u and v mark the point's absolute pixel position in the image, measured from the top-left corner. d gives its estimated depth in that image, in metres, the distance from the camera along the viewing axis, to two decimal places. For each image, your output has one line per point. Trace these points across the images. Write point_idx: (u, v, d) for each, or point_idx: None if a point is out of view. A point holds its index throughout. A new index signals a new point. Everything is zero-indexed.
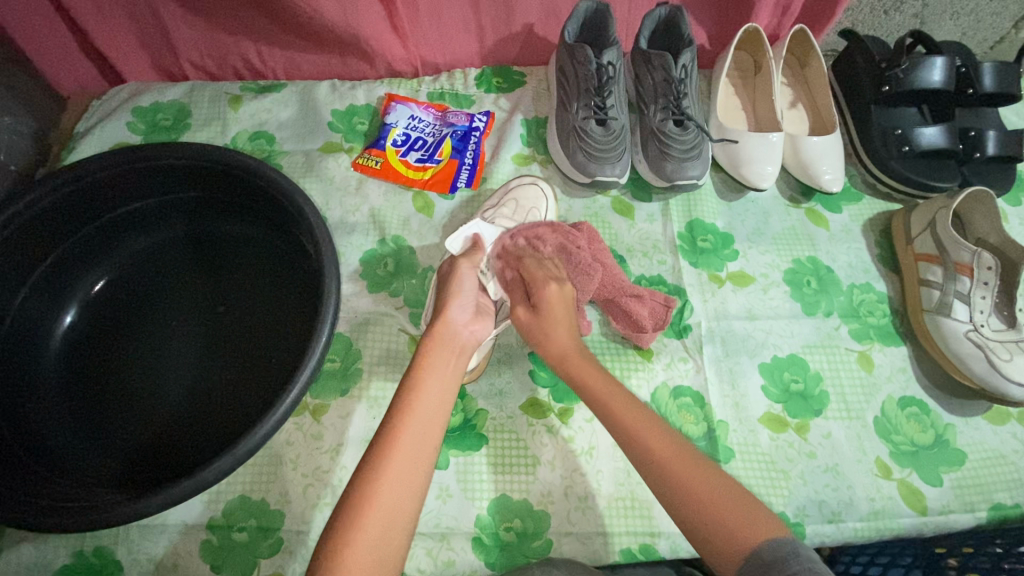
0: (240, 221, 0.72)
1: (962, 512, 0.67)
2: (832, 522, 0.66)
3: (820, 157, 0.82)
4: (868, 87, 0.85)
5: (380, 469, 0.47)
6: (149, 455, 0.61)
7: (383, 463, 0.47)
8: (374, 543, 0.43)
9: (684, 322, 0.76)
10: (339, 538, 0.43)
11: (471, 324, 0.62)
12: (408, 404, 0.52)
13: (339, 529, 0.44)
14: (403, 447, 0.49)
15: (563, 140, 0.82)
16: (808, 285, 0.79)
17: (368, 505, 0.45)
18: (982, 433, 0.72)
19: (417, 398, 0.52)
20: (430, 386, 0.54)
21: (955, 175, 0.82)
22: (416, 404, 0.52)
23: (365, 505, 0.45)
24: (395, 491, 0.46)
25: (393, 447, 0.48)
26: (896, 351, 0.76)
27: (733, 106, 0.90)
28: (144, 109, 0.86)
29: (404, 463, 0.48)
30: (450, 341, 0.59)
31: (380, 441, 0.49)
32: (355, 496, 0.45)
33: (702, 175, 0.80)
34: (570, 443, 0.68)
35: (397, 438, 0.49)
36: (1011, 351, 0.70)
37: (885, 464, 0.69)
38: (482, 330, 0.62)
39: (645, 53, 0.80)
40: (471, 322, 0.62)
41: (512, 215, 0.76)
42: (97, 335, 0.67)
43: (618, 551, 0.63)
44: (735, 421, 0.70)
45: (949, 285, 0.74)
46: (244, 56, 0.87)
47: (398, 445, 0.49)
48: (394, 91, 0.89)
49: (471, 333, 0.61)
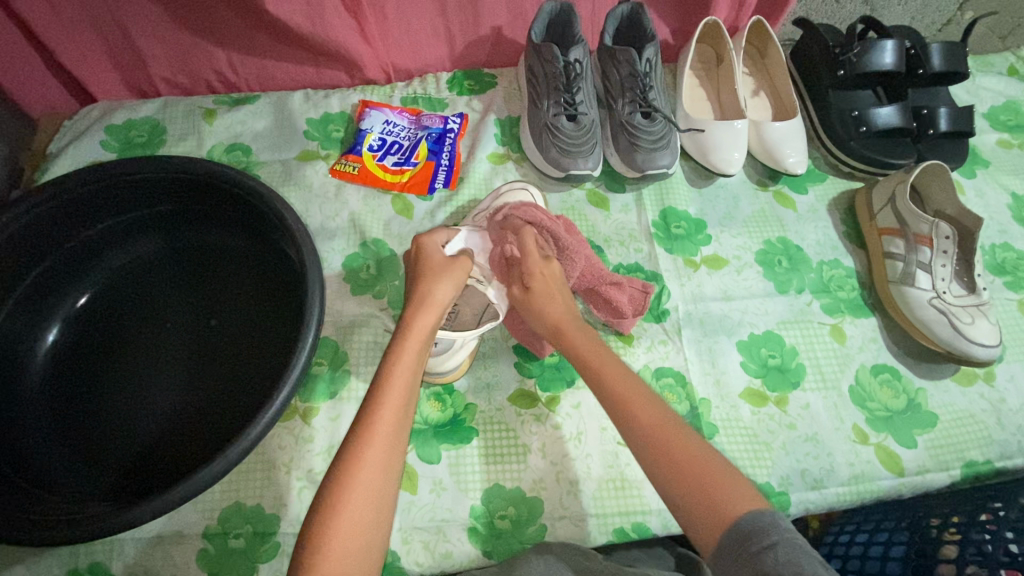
0: (222, 231, 0.72)
1: (937, 471, 0.70)
2: (815, 489, 0.69)
3: (784, 141, 0.86)
4: (823, 71, 0.89)
5: (363, 449, 0.49)
6: (142, 468, 0.61)
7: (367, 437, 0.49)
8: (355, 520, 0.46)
9: (663, 306, 0.78)
10: (324, 515, 0.45)
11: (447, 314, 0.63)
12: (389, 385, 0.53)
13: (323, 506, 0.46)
14: (385, 420, 0.51)
15: (536, 137, 0.84)
16: (779, 265, 0.82)
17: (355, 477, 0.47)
18: (951, 395, 0.75)
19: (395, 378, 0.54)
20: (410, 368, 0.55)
21: (911, 152, 0.86)
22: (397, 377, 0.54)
23: (349, 485, 0.47)
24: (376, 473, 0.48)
25: (374, 429, 0.50)
26: (866, 322, 0.79)
27: (699, 97, 0.93)
28: (117, 126, 0.86)
29: (383, 444, 0.49)
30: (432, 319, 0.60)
31: (361, 423, 0.50)
32: (341, 468, 0.48)
33: (672, 164, 0.83)
34: (559, 430, 0.69)
35: (378, 420, 0.50)
36: (973, 315, 0.74)
37: (862, 430, 0.72)
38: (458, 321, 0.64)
39: (610, 49, 0.83)
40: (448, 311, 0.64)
41: None
42: (83, 351, 0.67)
43: (612, 531, 0.65)
44: (717, 398, 0.73)
45: (911, 256, 0.77)
46: (217, 69, 0.88)
47: (379, 427, 0.50)
48: (368, 98, 0.90)
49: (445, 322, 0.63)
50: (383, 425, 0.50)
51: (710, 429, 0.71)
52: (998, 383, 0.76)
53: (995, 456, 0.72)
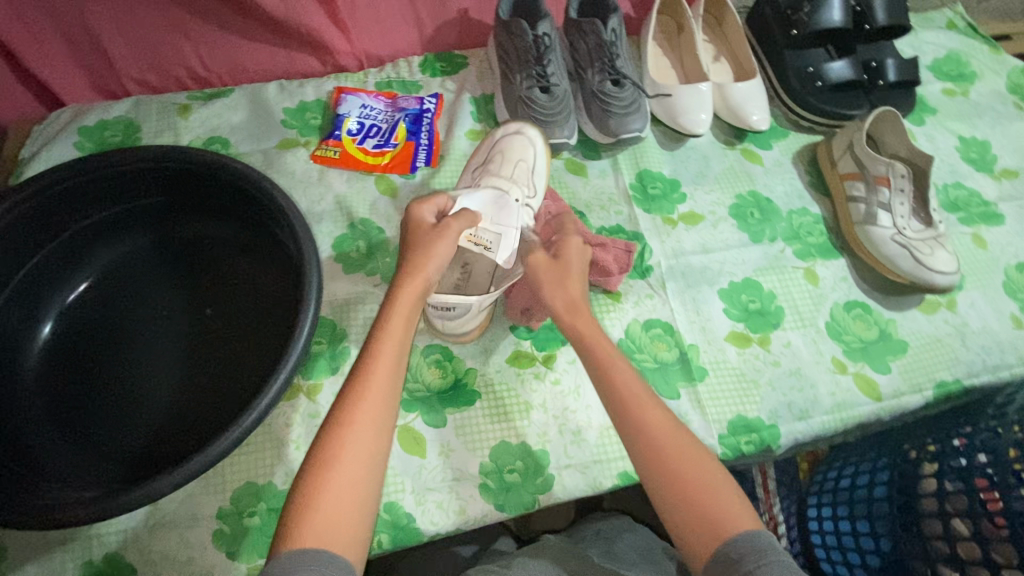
0: (210, 220, 0.73)
1: (911, 393, 0.75)
2: (802, 419, 0.73)
3: (746, 100, 0.90)
4: (777, 33, 0.94)
5: (353, 409, 0.51)
6: (150, 452, 0.62)
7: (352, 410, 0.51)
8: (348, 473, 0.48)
9: (646, 263, 0.81)
10: (316, 470, 0.48)
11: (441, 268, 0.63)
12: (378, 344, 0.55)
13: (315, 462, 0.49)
14: (373, 389, 0.52)
15: (512, 111, 0.86)
16: (752, 216, 0.86)
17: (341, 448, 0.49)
18: (919, 323, 0.80)
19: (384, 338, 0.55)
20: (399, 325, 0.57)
21: (864, 103, 0.91)
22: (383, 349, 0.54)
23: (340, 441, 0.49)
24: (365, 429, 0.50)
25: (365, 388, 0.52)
26: (836, 263, 0.84)
27: (663, 65, 0.97)
28: (90, 128, 0.85)
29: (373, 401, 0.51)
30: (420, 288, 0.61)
31: (353, 382, 0.53)
32: (335, 422, 0.50)
33: (644, 128, 0.86)
34: (558, 385, 0.72)
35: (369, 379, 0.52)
36: (932, 247, 0.79)
37: (840, 361, 0.77)
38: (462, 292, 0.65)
39: (576, 22, 0.86)
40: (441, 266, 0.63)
41: (499, 172, 0.79)
42: (78, 344, 0.67)
43: (617, 474, 0.68)
44: (704, 343, 0.76)
45: (872, 197, 0.82)
46: (187, 66, 0.88)
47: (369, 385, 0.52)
48: (342, 84, 0.91)
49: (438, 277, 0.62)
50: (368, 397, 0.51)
51: (700, 372, 0.74)
52: (960, 309, 0.82)
53: (962, 375, 0.77)
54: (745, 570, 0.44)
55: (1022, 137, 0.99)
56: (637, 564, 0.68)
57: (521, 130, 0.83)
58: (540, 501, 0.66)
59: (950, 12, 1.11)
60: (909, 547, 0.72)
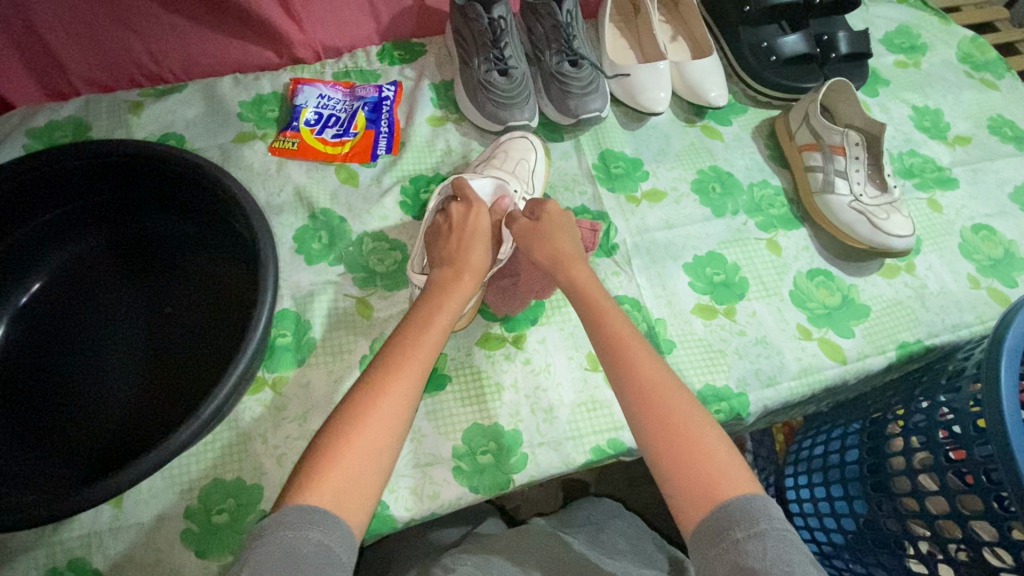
0: (166, 217, 0.71)
1: (875, 355, 0.77)
2: (770, 386, 0.74)
3: (703, 77, 0.91)
4: (730, 11, 0.95)
5: (384, 384, 0.52)
6: (109, 452, 0.60)
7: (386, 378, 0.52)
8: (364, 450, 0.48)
9: (612, 242, 0.81)
10: (336, 442, 0.48)
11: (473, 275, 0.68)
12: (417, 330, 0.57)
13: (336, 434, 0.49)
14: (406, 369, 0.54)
15: (471, 96, 0.86)
16: (714, 191, 0.87)
17: (368, 412, 0.50)
18: (879, 287, 0.82)
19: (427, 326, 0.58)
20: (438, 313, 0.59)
21: (818, 76, 0.93)
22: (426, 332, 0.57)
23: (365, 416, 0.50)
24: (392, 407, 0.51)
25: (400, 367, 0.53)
26: (798, 233, 0.85)
27: (621, 46, 0.97)
28: (40, 130, 0.83)
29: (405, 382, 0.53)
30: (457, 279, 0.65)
31: (390, 359, 0.54)
32: (365, 395, 0.51)
33: (604, 107, 0.87)
34: (528, 364, 0.72)
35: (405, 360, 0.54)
36: (888, 211, 0.81)
37: (805, 327, 0.78)
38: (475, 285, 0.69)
39: (531, 4, 0.86)
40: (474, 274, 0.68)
41: (501, 165, 0.79)
42: (31, 347, 0.64)
43: (590, 449, 0.68)
44: (671, 317, 0.77)
45: (829, 166, 0.84)
46: (138, 63, 0.86)
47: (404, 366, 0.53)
48: (298, 76, 0.90)
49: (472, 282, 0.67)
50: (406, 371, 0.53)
51: (668, 345, 0.75)
52: (919, 272, 0.83)
53: (924, 336, 0.79)
54: (733, 538, 0.44)
55: (972, 104, 1.01)
56: (626, 554, 0.67)
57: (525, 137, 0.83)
58: (514, 481, 0.66)
59: None
60: (882, 506, 0.73)
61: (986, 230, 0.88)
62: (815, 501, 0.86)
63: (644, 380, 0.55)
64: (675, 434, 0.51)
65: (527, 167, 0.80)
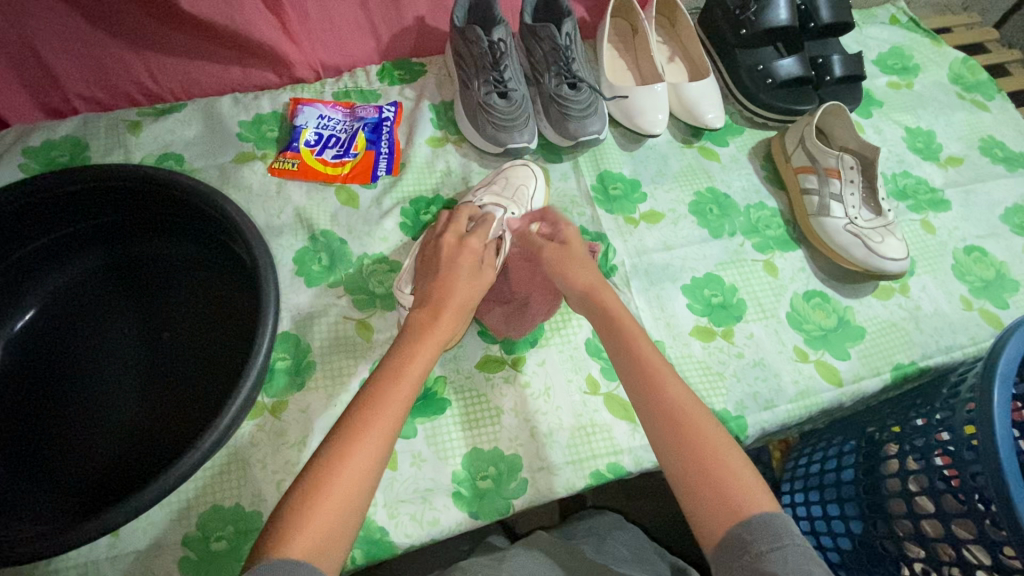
0: (164, 240, 0.71)
1: (870, 377, 0.78)
2: (768, 409, 0.74)
3: (700, 99, 0.92)
4: (727, 32, 0.96)
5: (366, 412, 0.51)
6: (106, 481, 0.59)
7: (376, 406, 0.51)
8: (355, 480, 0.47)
9: (611, 263, 0.82)
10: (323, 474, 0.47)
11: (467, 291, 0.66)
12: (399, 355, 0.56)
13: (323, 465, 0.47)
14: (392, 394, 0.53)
15: (471, 117, 0.87)
16: (711, 212, 0.88)
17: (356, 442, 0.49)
18: (874, 309, 0.83)
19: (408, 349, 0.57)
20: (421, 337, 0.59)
21: (813, 98, 0.94)
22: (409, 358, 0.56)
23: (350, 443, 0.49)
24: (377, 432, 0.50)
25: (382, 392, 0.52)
26: (794, 254, 0.86)
27: (619, 67, 0.98)
28: (36, 148, 0.83)
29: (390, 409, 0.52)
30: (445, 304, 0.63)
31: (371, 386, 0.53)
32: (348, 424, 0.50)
33: (602, 129, 0.88)
34: (528, 387, 0.72)
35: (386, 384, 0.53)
36: (883, 234, 0.82)
37: (802, 349, 0.79)
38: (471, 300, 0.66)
39: (530, 27, 0.87)
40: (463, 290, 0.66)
41: (501, 193, 0.80)
42: (26, 373, 0.64)
43: (589, 474, 0.68)
44: (670, 339, 0.78)
45: (825, 189, 0.85)
46: (137, 82, 0.86)
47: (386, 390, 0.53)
48: (299, 96, 0.90)
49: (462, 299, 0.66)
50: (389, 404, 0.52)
51: None
52: (913, 293, 0.85)
53: (918, 357, 0.80)
54: (755, 551, 0.45)
55: (963, 125, 1.03)
56: (628, 561, 0.68)
57: (528, 165, 0.85)
58: (514, 505, 0.66)
59: (893, 8, 1.16)
60: (877, 527, 0.74)
61: (978, 251, 0.90)
62: (811, 520, 0.86)
63: (668, 395, 0.55)
64: (698, 448, 0.52)
65: (527, 194, 0.82)
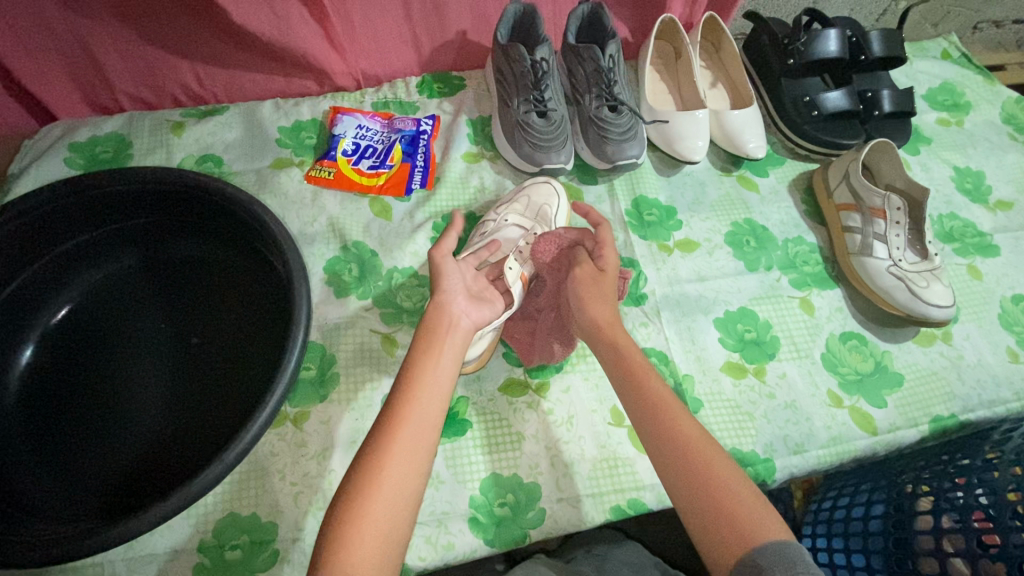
0: (197, 242, 0.72)
1: (907, 427, 0.74)
2: (797, 453, 0.72)
3: (743, 128, 0.90)
4: (774, 61, 0.94)
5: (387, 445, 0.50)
6: (130, 483, 0.60)
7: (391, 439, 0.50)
8: (381, 519, 0.46)
9: (641, 290, 0.81)
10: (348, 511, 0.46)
11: (469, 310, 0.63)
12: (411, 383, 0.54)
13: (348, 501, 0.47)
14: (406, 425, 0.51)
15: (508, 135, 0.86)
16: (748, 244, 0.86)
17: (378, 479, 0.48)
18: (914, 355, 0.80)
19: (417, 376, 0.55)
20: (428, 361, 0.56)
21: (860, 132, 0.92)
22: (417, 388, 0.54)
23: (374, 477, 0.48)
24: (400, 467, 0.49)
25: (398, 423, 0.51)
26: (832, 293, 0.84)
27: (660, 90, 0.97)
28: (82, 143, 0.84)
29: (407, 440, 0.50)
30: (450, 323, 0.61)
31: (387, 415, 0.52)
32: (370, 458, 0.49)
33: (640, 154, 0.86)
34: (550, 415, 0.71)
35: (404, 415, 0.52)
36: (928, 280, 0.79)
37: (836, 394, 0.76)
38: (478, 315, 0.63)
39: (574, 47, 0.85)
40: (470, 308, 0.63)
41: (524, 212, 0.80)
42: (58, 369, 0.65)
43: (609, 509, 0.66)
44: (699, 373, 0.76)
45: (868, 228, 0.82)
46: (182, 83, 0.87)
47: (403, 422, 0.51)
48: (338, 104, 0.91)
49: (469, 319, 0.62)
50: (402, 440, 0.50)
51: (695, 403, 0.73)
52: (956, 342, 0.81)
53: (959, 410, 0.76)
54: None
55: (1016, 167, 0.99)
56: None
57: (550, 181, 0.83)
58: (530, 536, 0.65)
59: (945, 43, 1.13)
60: None
61: None
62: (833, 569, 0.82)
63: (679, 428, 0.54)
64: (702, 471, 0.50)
65: (549, 213, 0.80)
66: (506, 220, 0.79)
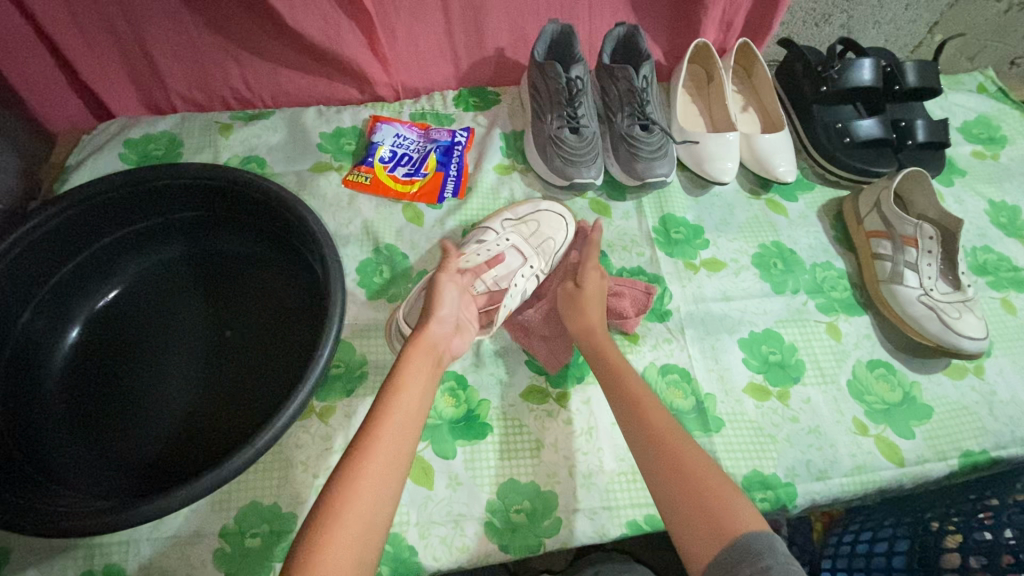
0: (238, 237, 0.75)
1: (935, 461, 0.72)
2: (820, 480, 0.71)
3: (773, 152, 0.90)
4: (807, 88, 0.95)
5: (359, 469, 0.48)
6: (161, 464, 0.62)
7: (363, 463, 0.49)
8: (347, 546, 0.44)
9: (666, 307, 0.81)
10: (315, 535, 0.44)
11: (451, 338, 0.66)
12: (387, 409, 0.53)
13: (318, 522, 0.45)
14: (380, 450, 0.50)
15: (541, 149, 0.88)
16: (775, 267, 0.86)
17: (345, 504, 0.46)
18: (944, 388, 0.78)
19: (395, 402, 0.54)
20: (410, 391, 0.56)
21: (893, 161, 0.91)
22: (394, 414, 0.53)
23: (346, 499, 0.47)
24: (370, 492, 0.48)
25: (372, 447, 0.50)
26: (859, 320, 0.83)
27: (691, 112, 0.98)
28: (135, 141, 0.89)
29: (381, 464, 0.49)
30: (433, 351, 0.62)
31: (362, 438, 0.51)
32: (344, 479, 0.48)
33: (670, 172, 0.87)
34: (571, 425, 0.71)
35: (378, 440, 0.51)
36: (960, 310, 0.78)
37: (861, 422, 0.75)
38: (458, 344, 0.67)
39: (608, 66, 0.87)
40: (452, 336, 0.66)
41: (527, 236, 0.81)
42: (100, 351, 0.68)
43: (625, 523, 0.66)
44: (721, 393, 0.75)
45: (899, 256, 0.81)
46: (232, 87, 0.91)
47: (378, 446, 0.50)
48: (378, 113, 0.94)
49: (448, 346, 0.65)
50: (375, 463, 0.49)
51: (716, 423, 0.73)
52: (988, 376, 0.79)
53: (990, 446, 0.74)
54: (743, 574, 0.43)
55: None
56: None
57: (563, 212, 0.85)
58: (546, 545, 0.64)
59: (981, 76, 1.12)
60: None
61: None
62: None
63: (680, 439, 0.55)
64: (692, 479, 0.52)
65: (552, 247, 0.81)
66: (506, 239, 0.79)
